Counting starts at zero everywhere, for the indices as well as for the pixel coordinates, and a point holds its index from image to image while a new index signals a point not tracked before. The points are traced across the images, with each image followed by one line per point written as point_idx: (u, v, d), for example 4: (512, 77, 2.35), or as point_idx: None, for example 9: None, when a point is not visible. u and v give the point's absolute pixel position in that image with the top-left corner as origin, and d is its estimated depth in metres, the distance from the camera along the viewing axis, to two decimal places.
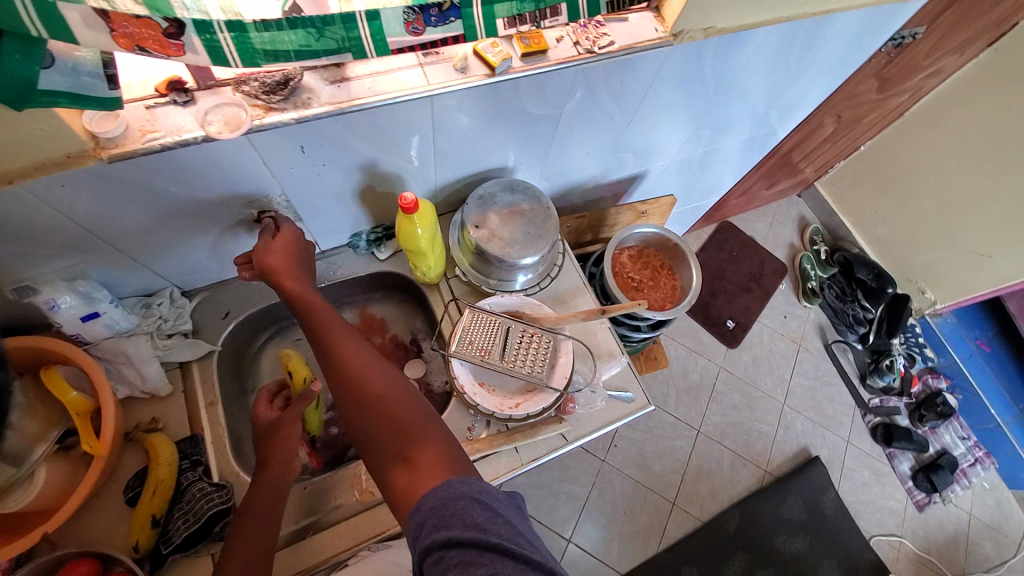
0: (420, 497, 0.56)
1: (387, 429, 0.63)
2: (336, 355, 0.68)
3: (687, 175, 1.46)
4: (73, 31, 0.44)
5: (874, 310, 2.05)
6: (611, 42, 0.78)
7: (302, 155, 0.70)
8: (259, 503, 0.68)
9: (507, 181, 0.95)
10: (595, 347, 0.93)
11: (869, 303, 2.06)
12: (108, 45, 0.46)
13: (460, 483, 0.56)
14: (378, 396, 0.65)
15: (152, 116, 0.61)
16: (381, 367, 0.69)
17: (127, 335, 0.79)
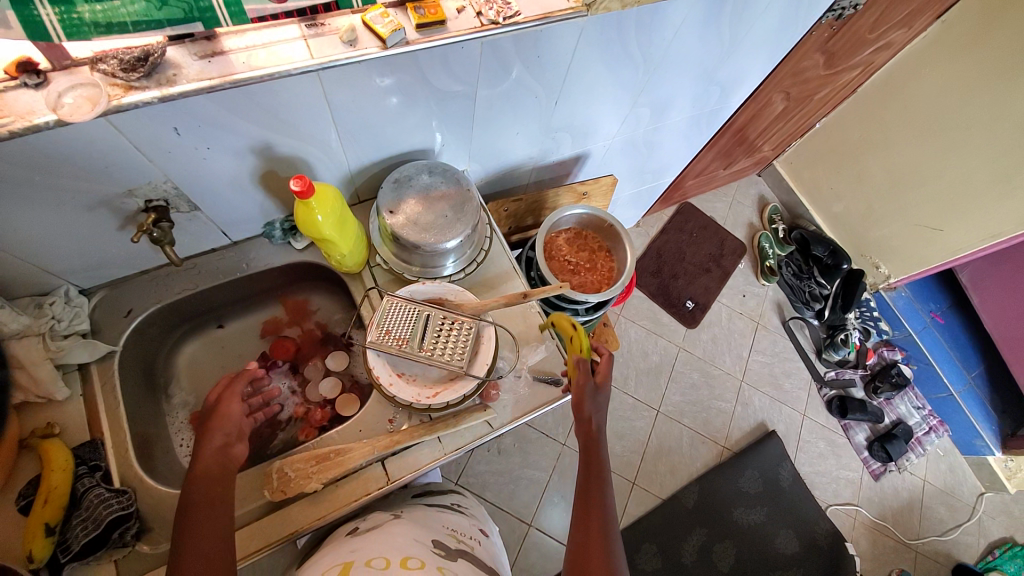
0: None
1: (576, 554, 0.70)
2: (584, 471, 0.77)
3: (633, 155, 1.43)
4: None
5: (828, 286, 2.08)
6: (516, 11, 0.73)
7: (178, 137, 0.65)
8: (199, 495, 0.66)
9: (428, 163, 0.91)
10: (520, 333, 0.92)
11: (825, 279, 2.07)
12: None
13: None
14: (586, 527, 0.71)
15: (0, 101, 0.55)
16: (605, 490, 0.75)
17: (18, 336, 0.74)
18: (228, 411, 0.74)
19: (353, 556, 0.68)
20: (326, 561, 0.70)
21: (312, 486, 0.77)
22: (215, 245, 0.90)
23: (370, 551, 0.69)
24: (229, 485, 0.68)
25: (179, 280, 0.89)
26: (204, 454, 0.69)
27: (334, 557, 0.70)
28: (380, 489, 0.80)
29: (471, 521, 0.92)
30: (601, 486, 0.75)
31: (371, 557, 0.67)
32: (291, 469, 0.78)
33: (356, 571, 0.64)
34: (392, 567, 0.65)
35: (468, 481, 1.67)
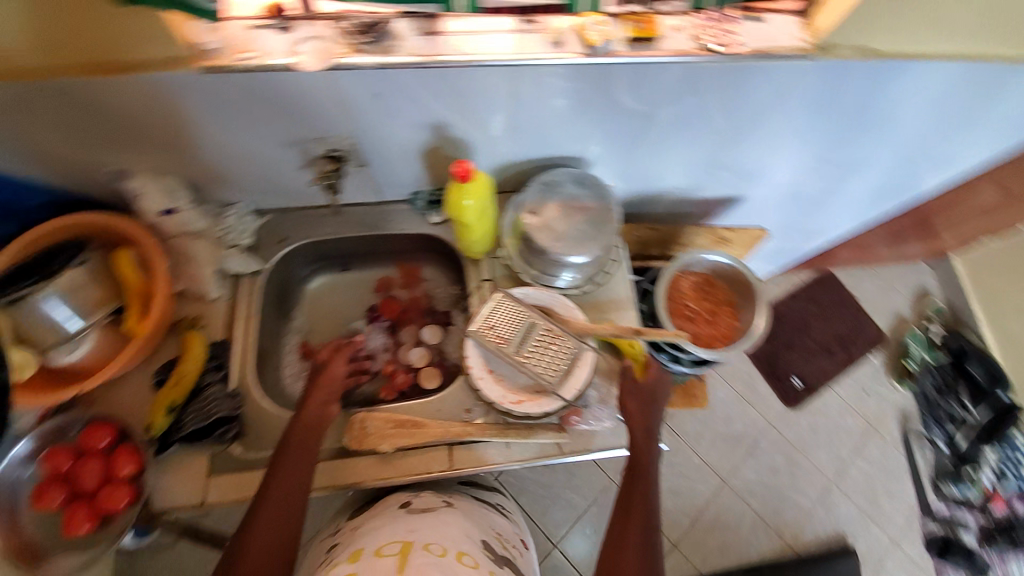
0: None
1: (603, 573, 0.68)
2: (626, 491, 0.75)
3: (793, 211, 1.28)
4: None
5: (973, 412, 1.76)
6: (738, 43, 0.67)
7: (374, 101, 0.69)
8: (295, 440, 0.73)
9: (579, 172, 0.88)
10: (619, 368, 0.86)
11: (970, 403, 1.77)
12: None
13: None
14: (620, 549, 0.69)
15: (248, 36, 0.62)
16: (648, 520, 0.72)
17: (196, 235, 0.85)
18: (334, 371, 0.80)
19: (412, 536, 0.69)
20: (383, 533, 0.71)
21: (384, 447, 0.79)
22: (368, 200, 0.96)
23: (428, 534, 0.70)
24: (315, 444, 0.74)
25: (329, 223, 0.96)
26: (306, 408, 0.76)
27: (392, 531, 0.71)
28: (441, 471, 0.80)
29: (513, 526, 0.88)
30: (647, 482, 0.75)
31: (430, 541, 0.69)
32: (371, 425, 0.80)
33: (416, 555, 0.65)
34: (449, 558, 0.66)
35: (511, 479, 1.68)
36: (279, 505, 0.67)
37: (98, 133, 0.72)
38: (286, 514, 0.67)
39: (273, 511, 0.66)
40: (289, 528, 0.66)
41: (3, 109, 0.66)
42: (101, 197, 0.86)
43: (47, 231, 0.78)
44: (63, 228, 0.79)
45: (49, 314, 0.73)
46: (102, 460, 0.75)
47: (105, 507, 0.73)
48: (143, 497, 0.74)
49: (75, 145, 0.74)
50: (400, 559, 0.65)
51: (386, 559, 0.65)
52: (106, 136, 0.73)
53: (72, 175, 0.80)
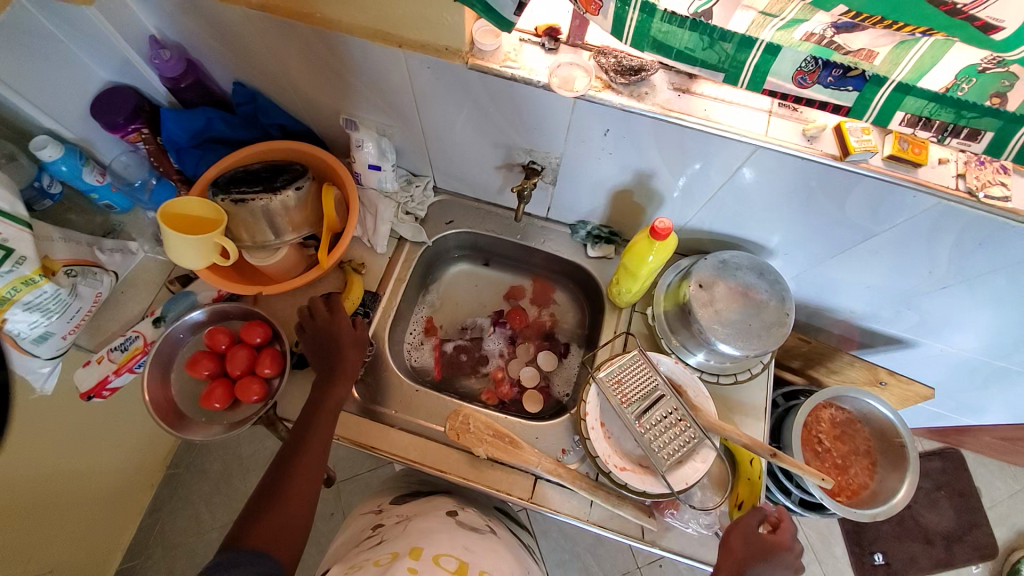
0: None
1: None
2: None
3: (958, 377, 1.13)
4: None
5: None
6: (1006, 196, 0.61)
7: (601, 136, 0.71)
8: (323, 409, 0.75)
9: (759, 262, 0.84)
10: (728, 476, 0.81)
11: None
12: None
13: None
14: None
15: (520, 48, 0.66)
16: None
17: (385, 195, 0.94)
18: (347, 356, 0.78)
19: (469, 557, 0.68)
20: (440, 540, 0.70)
21: (477, 451, 0.79)
22: (535, 212, 0.99)
23: (485, 564, 0.68)
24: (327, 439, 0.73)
25: (493, 221, 1.01)
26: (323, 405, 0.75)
27: (448, 542, 0.70)
28: (520, 500, 0.79)
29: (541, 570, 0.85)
30: None
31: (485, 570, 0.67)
32: (472, 424, 0.82)
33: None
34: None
35: None
36: (300, 501, 0.68)
37: (351, 88, 0.81)
38: (307, 481, 0.69)
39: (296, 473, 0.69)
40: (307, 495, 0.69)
41: (298, 50, 0.76)
42: (323, 136, 0.97)
43: (271, 149, 0.91)
44: (288, 150, 0.90)
45: (259, 219, 0.82)
46: (251, 352, 0.84)
47: (241, 393, 0.81)
48: (270, 398, 0.82)
49: (328, 92, 0.85)
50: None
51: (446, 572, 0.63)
52: (355, 92, 0.82)
53: (312, 113, 0.92)
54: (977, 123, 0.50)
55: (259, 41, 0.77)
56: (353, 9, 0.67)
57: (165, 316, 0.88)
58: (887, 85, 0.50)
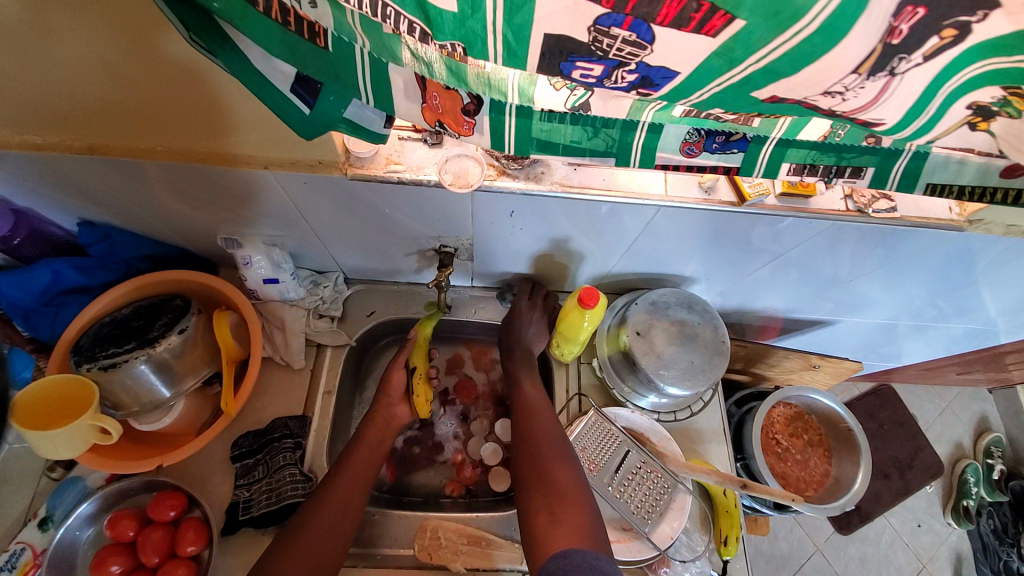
0: (553, 558, 0.61)
1: (545, 495, 0.68)
2: (529, 428, 0.76)
3: (877, 338, 1.23)
4: (392, 100, 0.40)
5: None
6: (891, 207, 0.65)
7: (508, 217, 0.67)
8: (367, 439, 0.80)
9: (685, 294, 0.85)
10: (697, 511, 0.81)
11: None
12: (413, 116, 0.42)
13: (595, 562, 0.60)
14: (553, 466, 0.71)
15: (401, 147, 0.61)
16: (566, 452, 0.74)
17: (291, 304, 0.85)
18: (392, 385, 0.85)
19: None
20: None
21: (456, 565, 0.75)
22: (460, 283, 0.95)
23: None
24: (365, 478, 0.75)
25: (418, 300, 0.95)
26: (363, 439, 0.79)
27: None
28: None
29: None
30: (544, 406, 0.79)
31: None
32: (443, 536, 0.77)
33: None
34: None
35: None
36: (321, 538, 0.67)
37: (225, 209, 0.72)
38: (347, 498, 0.72)
39: (337, 496, 0.71)
40: (350, 515, 0.71)
41: (149, 180, 0.66)
42: (204, 255, 0.86)
43: (158, 279, 0.79)
44: (172, 280, 0.79)
45: (144, 377, 0.70)
46: (169, 530, 0.73)
47: None
48: None
49: (196, 214, 0.74)
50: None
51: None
52: (230, 211, 0.73)
53: (183, 235, 0.80)
54: (858, 161, 0.51)
55: (94, 178, 0.66)
56: (214, 137, 0.59)
57: (53, 515, 0.74)
58: (769, 141, 0.50)
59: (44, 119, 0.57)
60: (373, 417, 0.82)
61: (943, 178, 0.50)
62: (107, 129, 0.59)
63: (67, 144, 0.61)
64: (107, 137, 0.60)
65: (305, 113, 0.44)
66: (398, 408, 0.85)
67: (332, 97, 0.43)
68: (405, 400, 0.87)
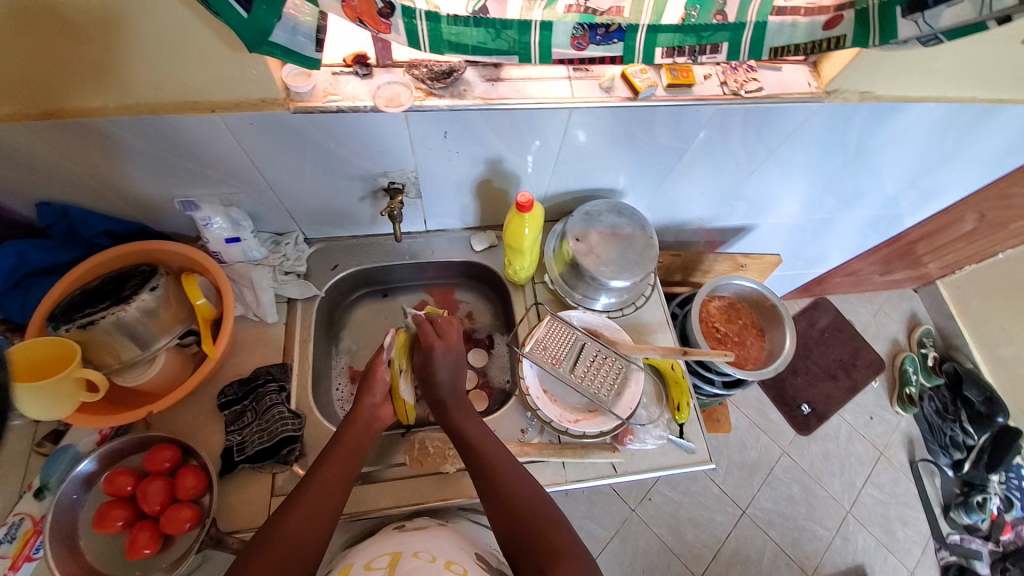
0: None
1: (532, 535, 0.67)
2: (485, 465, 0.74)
3: (796, 239, 1.38)
4: None
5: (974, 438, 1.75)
6: (759, 87, 0.78)
7: (443, 139, 0.76)
8: (348, 438, 0.77)
9: (615, 203, 0.97)
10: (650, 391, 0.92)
11: (972, 429, 1.76)
12: (334, 11, 0.51)
13: None
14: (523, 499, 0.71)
15: (335, 81, 0.69)
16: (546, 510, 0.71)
17: (256, 263, 0.90)
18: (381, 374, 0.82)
19: (402, 547, 0.69)
20: (373, 549, 0.70)
21: (446, 467, 0.83)
22: (413, 229, 1.03)
23: (418, 544, 0.70)
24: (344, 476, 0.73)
25: (377, 251, 1.02)
26: (360, 411, 0.79)
27: (382, 545, 0.70)
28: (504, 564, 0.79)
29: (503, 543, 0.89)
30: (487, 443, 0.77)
31: (419, 549, 0.68)
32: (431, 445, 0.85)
33: (405, 561, 0.65)
34: (438, 564, 0.65)
35: None
36: (303, 528, 0.67)
37: (177, 170, 0.77)
38: (320, 507, 0.69)
39: (307, 500, 0.69)
40: (320, 520, 0.68)
41: (99, 146, 0.71)
42: (165, 228, 0.90)
43: (92, 266, 0.80)
44: (126, 254, 0.82)
45: (120, 333, 0.74)
46: (166, 480, 0.76)
47: (169, 527, 0.73)
48: (207, 517, 0.74)
49: (149, 179, 0.78)
50: (388, 569, 0.64)
51: (375, 571, 0.64)
52: (183, 171, 0.78)
53: (142, 209, 0.84)
54: (715, 38, 0.62)
55: (45, 149, 0.70)
56: (145, 87, 0.65)
57: (48, 483, 0.76)
58: (641, 28, 0.60)
59: None
60: (353, 418, 0.78)
61: (782, 40, 0.62)
62: (56, 93, 0.64)
63: (17, 113, 0.65)
64: (55, 100, 0.65)
65: (243, 16, 0.52)
66: (381, 407, 0.81)
67: (264, 7, 0.52)
68: (389, 399, 0.83)
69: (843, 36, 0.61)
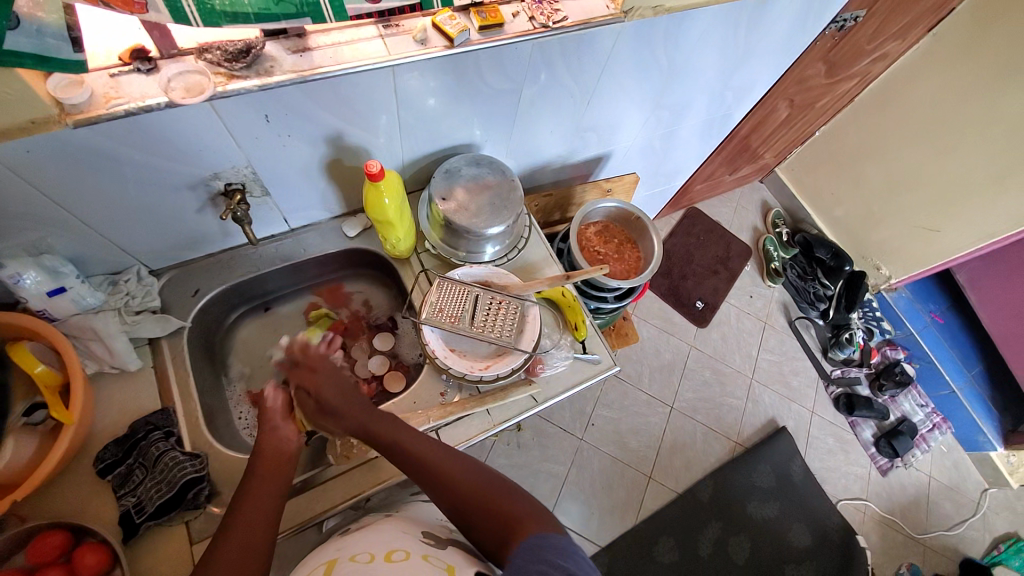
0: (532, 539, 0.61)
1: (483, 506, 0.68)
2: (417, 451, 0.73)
3: (651, 157, 1.51)
4: None
5: (831, 287, 2.04)
6: (564, 17, 0.82)
7: (266, 124, 0.72)
8: (258, 468, 0.72)
9: (473, 156, 0.99)
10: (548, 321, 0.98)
11: (828, 280, 2.05)
12: None
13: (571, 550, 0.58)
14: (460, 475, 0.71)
15: (116, 83, 0.62)
16: (478, 475, 0.72)
17: (95, 311, 0.80)
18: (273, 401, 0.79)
19: (340, 552, 0.65)
20: (311, 562, 0.66)
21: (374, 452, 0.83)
22: (275, 231, 0.96)
23: (355, 546, 0.67)
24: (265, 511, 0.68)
25: (242, 263, 0.94)
26: (264, 440, 0.76)
27: (321, 556, 0.67)
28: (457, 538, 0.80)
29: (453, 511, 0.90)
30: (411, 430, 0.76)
31: (357, 551, 0.65)
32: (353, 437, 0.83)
33: (342, 566, 0.61)
34: (377, 560, 0.62)
35: None
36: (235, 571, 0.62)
37: None
38: (248, 546, 0.64)
39: (233, 544, 0.64)
40: (254, 559, 0.64)
41: None
42: None
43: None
44: None
45: None
46: (65, 567, 0.67)
47: None
48: None
49: None
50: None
51: None
52: None
53: None
54: None
55: None
56: None
57: None
58: None
59: None
60: (259, 447, 0.74)
61: None
62: None
63: None
64: None
65: None
66: (285, 429, 0.78)
67: None
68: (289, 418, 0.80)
69: None
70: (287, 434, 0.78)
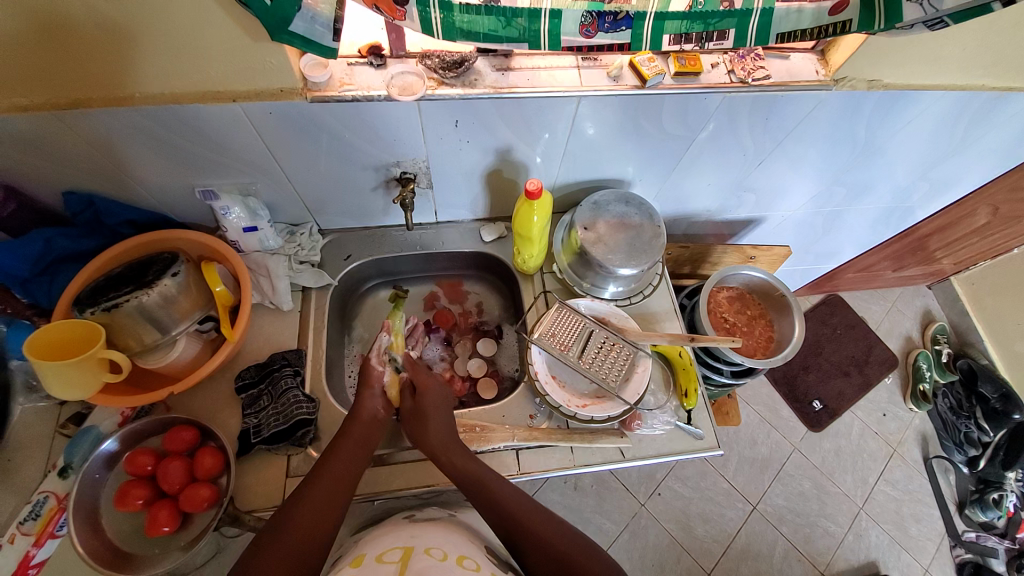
0: None
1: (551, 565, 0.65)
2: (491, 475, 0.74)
3: (806, 233, 1.38)
4: None
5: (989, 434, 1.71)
6: (767, 75, 0.78)
7: (454, 128, 0.79)
8: (354, 432, 0.78)
9: (623, 194, 0.98)
10: (656, 376, 0.93)
11: (987, 425, 1.71)
12: None
13: None
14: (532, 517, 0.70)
15: (351, 71, 0.72)
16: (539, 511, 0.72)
17: (272, 253, 0.93)
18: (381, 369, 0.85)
19: (414, 542, 0.68)
20: (386, 541, 0.69)
21: None
22: (424, 220, 1.04)
23: (429, 541, 0.69)
24: (348, 476, 0.72)
25: (389, 242, 1.04)
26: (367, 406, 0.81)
27: (395, 539, 0.69)
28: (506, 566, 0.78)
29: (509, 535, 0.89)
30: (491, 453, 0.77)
31: (431, 547, 0.67)
32: None
33: (417, 558, 0.63)
34: (450, 561, 0.64)
35: None
36: (315, 523, 0.66)
37: (194, 158, 0.79)
38: (328, 501, 0.69)
39: (318, 496, 0.68)
40: (333, 515, 0.68)
41: (124, 137, 0.74)
42: (185, 218, 0.93)
43: (107, 258, 0.83)
44: (138, 244, 0.84)
45: (139, 317, 0.77)
46: (185, 461, 0.78)
47: (189, 505, 0.75)
48: (225, 497, 0.76)
49: (169, 169, 0.81)
50: (401, 564, 0.62)
51: (389, 564, 0.63)
52: (199, 160, 0.80)
53: (164, 199, 0.87)
54: (722, 25, 0.63)
55: (76, 139, 0.73)
56: (167, 78, 0.67)
57: (71, 463, 0.78)
58: (649, 16, 0.62)
59: (26, 78, 0.65)
60: (361, 413, 0.79)
61: (788, 26, 0.63)
62: (84, 81, 0.66)
63: (50, 103, 0.68)
64: (89, 90, 0.68)
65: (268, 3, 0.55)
66: (382, 404, 0.82)
67: None
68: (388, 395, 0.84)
69: (849, 20, 0.61)
70: (382, 410, 0.82)
